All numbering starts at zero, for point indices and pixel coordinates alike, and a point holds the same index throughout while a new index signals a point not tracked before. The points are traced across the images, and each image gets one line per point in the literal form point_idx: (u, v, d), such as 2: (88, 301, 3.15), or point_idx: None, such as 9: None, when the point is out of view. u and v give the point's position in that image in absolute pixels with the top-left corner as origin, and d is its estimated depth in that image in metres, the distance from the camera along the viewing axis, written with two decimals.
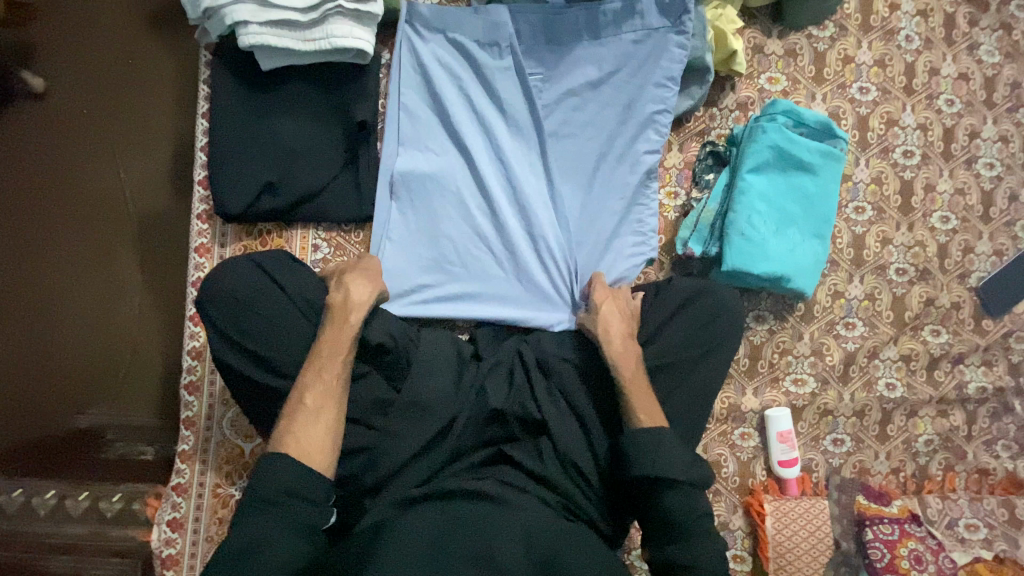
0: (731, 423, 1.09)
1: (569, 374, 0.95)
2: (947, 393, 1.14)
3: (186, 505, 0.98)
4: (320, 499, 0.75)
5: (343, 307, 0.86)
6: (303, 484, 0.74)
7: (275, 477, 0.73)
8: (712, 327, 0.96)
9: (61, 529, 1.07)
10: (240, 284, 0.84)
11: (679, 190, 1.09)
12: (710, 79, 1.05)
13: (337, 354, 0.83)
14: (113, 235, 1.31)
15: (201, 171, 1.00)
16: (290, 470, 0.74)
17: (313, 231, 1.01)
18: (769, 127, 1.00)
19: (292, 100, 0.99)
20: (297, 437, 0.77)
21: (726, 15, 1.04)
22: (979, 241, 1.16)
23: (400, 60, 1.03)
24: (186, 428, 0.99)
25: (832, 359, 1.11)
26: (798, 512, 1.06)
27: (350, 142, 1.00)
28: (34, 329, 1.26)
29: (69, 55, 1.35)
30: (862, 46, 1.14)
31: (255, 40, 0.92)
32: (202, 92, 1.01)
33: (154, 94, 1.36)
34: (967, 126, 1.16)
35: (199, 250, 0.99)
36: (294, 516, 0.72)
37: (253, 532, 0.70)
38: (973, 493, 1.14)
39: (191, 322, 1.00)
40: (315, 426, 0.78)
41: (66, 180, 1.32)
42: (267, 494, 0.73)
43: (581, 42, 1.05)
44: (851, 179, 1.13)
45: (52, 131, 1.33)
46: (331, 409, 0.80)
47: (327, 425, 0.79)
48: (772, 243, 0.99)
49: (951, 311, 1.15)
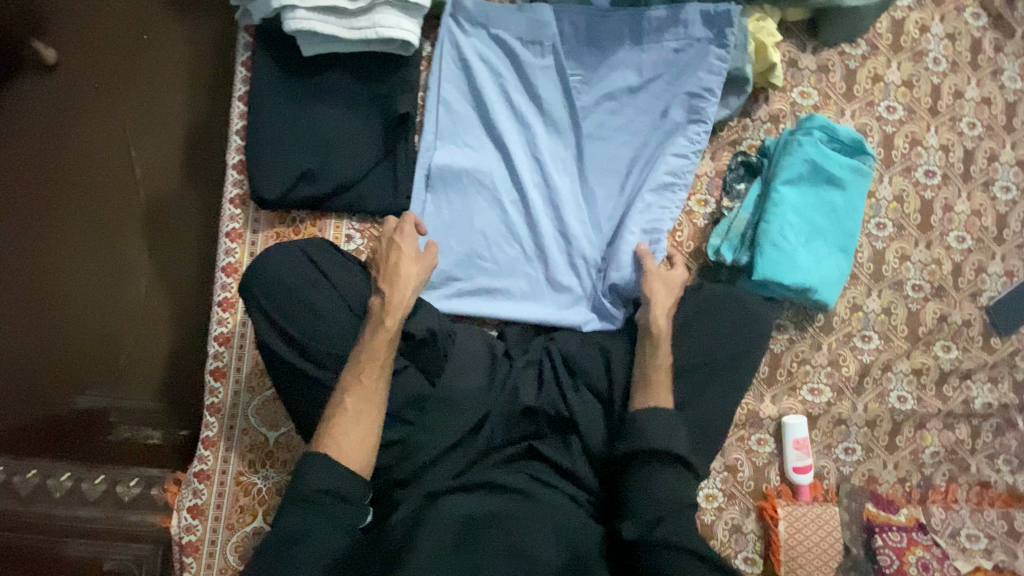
0: (749, 428, 1.11)
1: (599, 375, 0.96)
2: (954, 407, 1.17)
3: (207, 492, 0.97)
4: (354, 497, 0.73)
5: (382, 297, 0.85)
6: (338, 483, 0.72)
7: (315, 475, 0.71)
8: (740, 335, 0.98)
9: (74, 512, 1.06)
10: (286, 271, 0.84)
11: (710, 198, 1.10)
12: (748, 89, 1.06)
13: (377, 345, 0.82)
14: (120, 212, 1.28)
15: (235, 154, 0.99)
16: (327, 462, 0.73)
17: (347, 221, 1.00)
18: (805, 141, 1.03)
19: (333, 87, 0.98)
20: (338, 426, 0.77)
21: (767, 28, 1.05)
22: (991, 262, 1.20)
23: (442, 53, 1.02)
24: (211, 414, 0.98)
25: (848, 370, 1.14)
26: (810, 518, 1.08)
27: (389, 133, 1.00)
28: (30, 311, 1.23)
29: (84, 28, 1.32)
30: (892, 65, 1.16)
31: (302, 25, 0.91)
32: (240, 75, 0.99)
33: (171, 71, 1.32)
34: (986, 149, 1.20)
35: (231, 235, 0.98)
36: (333, 513, 0.71)
37: (290, 528, 0.69)
38: (974, 504, 1.18)
39: (220, 307, 0.99)
40: (358, 417, 0.78)
41: (74, 155, 1.29)
42: (303, 491, 0.71)
43: (623, 46, 1.06)
44: (874, 195, 1.15)
45: (64, 103, 1.29)
46: (371, 401, 0.79)
47: (368, 416, 0.79)
48: (801, 255, 1.01)
49: (962, 328, 1.18)
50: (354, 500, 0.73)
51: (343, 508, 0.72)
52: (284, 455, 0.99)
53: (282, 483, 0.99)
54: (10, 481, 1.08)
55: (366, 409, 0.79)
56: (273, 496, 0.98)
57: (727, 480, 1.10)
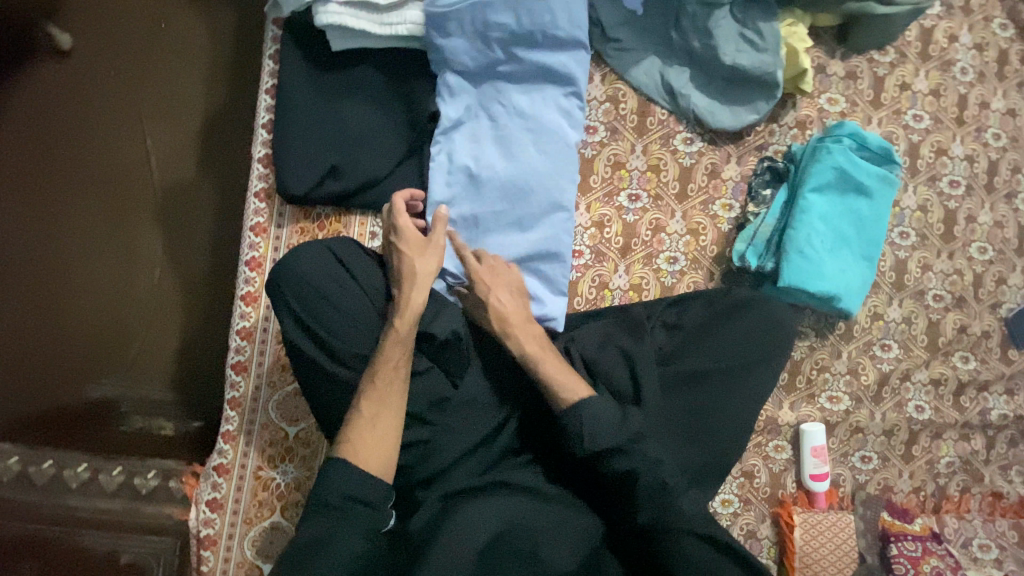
0: (766, 434, 1.11)
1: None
2: (971, 418, 1.17)
3: (226, 486, 0.97)
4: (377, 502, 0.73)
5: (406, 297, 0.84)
6: (363, 488, 0.72)
7: (343, 477, 0.71)
8: (763, 342, 0.98)
9: (90, 502, 1.05)
10: (313, 269, 0.84)
11: (734, 203, 1.09)
12: (778, 95, 1.04)
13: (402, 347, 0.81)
14: (134, 201, 1.27)
15: (261, 148, 0.98)
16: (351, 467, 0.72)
17: (371, 219, 1.00)
18: (835, 148, 1.02)
19: (362, 83, 0.97)
20: (363, 426, 0.77)
21: (798, 33, 1.04)
22: (1012, 273, 1.20)
23: (458, 39, 0.95)
24: (232, 409, 0.98)
25: (867, 379, 1.14)
26: (825, 525, 1.09)
27: (416, 130, 0.99)
28: (40, 303, 1.22)
29: (103, 13, 1.31)
30: (920, 74, 1.16)
31: (333, 20, 0.90)
32: (268, 68, 0.99)
33: (190, 59, 1.31)
34: (1011, 160, 1.19)
35: (256, 229, 0.98)
36: (359, 517, 0.71)
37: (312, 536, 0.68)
38: (987, 515, 1.18)
39: (243, 302, 0.98)
40: (384, 413, 0.78)
41: (88, 144, 1.27)
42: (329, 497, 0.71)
43: (652, 53, 1.07)
44: (898, 205, 1.15)
45: (79, 89, 1.28)
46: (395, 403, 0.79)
47: (395, 415, 0.78)
48: (827, 263, 1.01)
49: (981, 339, 1.18)
50: (378, 505, 0.73)
51: (369, 513, 0.72)
52: (304, 450, 0.98)
53: (301, 479, 0.98)
54: (25, 471, 1.05)
55: (390, 408, 0.78)
56: (292, 492, 0.98)
57: (743, 486, 1.10)
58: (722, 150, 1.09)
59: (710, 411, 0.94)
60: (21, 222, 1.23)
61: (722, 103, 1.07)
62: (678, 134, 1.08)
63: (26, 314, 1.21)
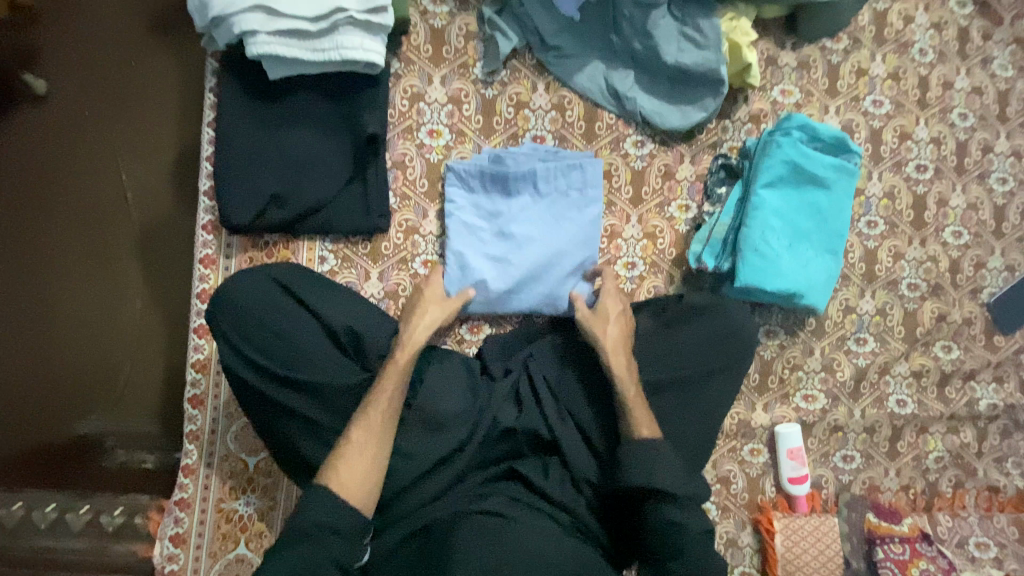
0: (740, 439, 1.07)
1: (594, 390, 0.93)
2: (958, 410, 1.13)
3: (188, 520, 0.97)
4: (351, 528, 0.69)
5: (365, 317, 0.88)
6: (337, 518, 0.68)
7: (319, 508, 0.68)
8: (723, 346, 0.95)
9: (63, 543, 1.07)
10: (255, 300, 0.84)
11: (690, 203, 1.08)
12: (724, 90, 1.02)
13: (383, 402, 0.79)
14: (113, 238, 1.28)
15: (207, 180, 0.99)
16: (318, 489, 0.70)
17: (320, 243, 1.00)
18: (784, 141, 0.99)
19: (301, 108, 0.98)
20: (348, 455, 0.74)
21: (741, 27, 1.02)
22: (990, 257, 1.16)
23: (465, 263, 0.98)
24: (190, 442, 0.98)
25: (843, 375, 1.10)
26: (807, 530, 1.04)
27: (360, 154, 0.98)
28: (22, 343, 1.24)
29: (67, 53, 1.32)
30: (876, 59, 1.13)
31: (264, 50, 0.89)
32: (209, 101, 1.00)
33: (153, 92, 1.32)
34: (980, 140, 1.16)
35: (205, 261, 0.98)
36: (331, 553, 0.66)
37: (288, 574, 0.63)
38: (982, 510, 1.14)
39: (196, 334, 0.98)
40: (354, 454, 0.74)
41: (63, 185, 1.29)
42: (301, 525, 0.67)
43: (593, 58, 1.06)
44: (864, 193, 1.11)
45: (48, 130, 1.30)
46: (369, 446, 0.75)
47: (370, 455, 0.74)
48: (785, 259, 0.98)
49: (962, 327, 1.14)
50: (352, 537, 0.69)
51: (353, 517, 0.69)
52: (265, 480, 0.98)
53: (264, 510, 0.98)
54: None
55: (367, 442, 0.75)
56: (256, 523, 0.98)
57: (720, 493, 1.07)
58: (674, 150, 1.07)
59: (706, 415, 0.92)
60: (7, 266, 1.26)
61: (669, 104, 1.05)
62: (628, 137, 1.07)
63: (9, 353, 1.23)
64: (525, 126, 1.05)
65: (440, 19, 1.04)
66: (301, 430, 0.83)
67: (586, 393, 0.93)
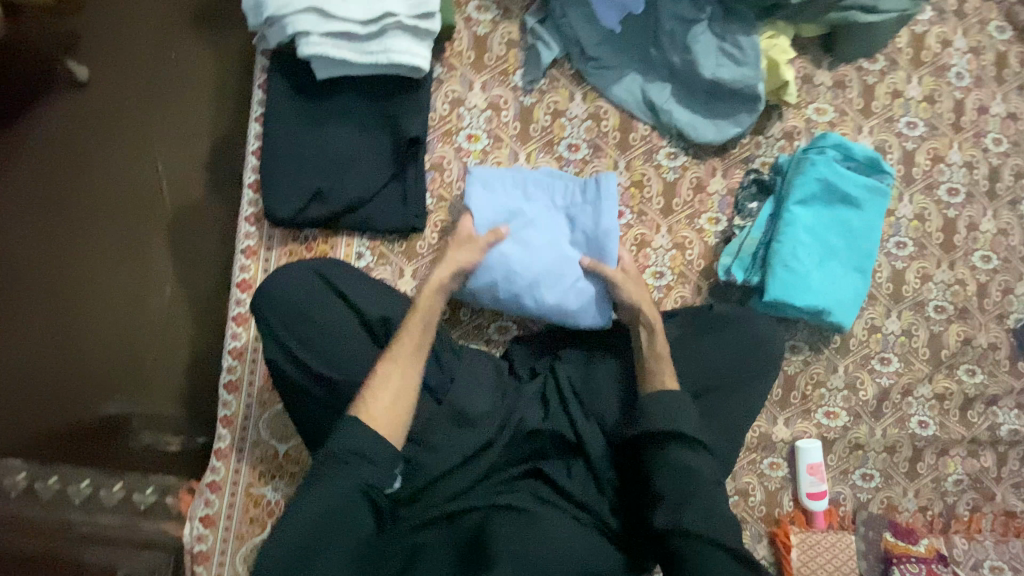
0: (760, 452, 1.08)
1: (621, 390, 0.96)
2: (979, 434, 1.13)
3: (218, 502, 0.99)
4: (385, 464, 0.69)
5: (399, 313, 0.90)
6: (374, 449, 0.69)
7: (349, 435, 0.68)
8: (747, 358, 0.96)
9: (93, 518, 1.09)
10: (298, 290, 0.87)
11: (721, 216, 1.09)
12: (760, 107, 1.04)
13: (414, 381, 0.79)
14: (149, 225, 1.32)
15: (251, 174, 1.02)
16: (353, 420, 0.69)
17: (357, 239, 1.03)
18: (818, 160, 1.01)
19: (346, 108, 1.01)
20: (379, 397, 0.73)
21: (779, 46, 1.03)
22: (1019, 283, 1.15)
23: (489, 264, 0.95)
24: (224, 427, 1.01)
25: (866, 394, 1.10)
26: (823, 545, 1.06)
27: (399, 154, 1.01)
28: (53, 325, 1.28)
29: (114, 43, 1.36)
30: (912, 81, 1.13)
31: (315, 51, 0.92)
32: (257, 97, 1.03)
33: (195, 84, 1.36)
34: (1014, 166, 1.16)
35: (246, 252, 1.02)
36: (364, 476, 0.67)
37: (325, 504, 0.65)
38: (1000, 535, 1.13)
39: (234, 323, 1.02)
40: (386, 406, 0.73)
41: (104, 171, 1.33)
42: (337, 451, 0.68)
43: (631, 69, 1.08)
44: (894, 214, 1.12)
45: (92, 117, 1.34)
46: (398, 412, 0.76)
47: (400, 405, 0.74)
48: (814, 276, 0.99)
49: (987, 351, 1.14)
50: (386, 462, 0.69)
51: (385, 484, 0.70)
52: (294, 467, 1.01)
53: (291, 496, 1.01)
54: (32, 486, 1.12)
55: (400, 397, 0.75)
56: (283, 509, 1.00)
57: (738, 504, 1.08)
58: (706, 164, 1.09)
59: (728, 424, 0.93)
60: (42, 250, 1.30)
61: (705, 118, 1.06)
62: (662, 149, 1.08)
63: (39, 333, 1.27)
64: (561, 133, 1.07)
65: (483, 26, 1.07)
66: (335, 421, 0.85)
67: (615, 391, 0.95)
